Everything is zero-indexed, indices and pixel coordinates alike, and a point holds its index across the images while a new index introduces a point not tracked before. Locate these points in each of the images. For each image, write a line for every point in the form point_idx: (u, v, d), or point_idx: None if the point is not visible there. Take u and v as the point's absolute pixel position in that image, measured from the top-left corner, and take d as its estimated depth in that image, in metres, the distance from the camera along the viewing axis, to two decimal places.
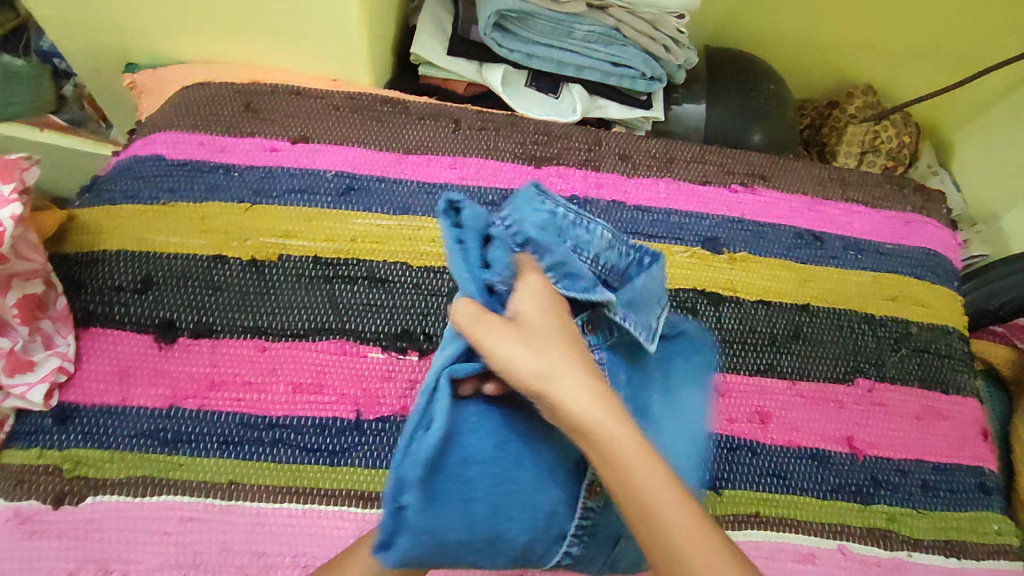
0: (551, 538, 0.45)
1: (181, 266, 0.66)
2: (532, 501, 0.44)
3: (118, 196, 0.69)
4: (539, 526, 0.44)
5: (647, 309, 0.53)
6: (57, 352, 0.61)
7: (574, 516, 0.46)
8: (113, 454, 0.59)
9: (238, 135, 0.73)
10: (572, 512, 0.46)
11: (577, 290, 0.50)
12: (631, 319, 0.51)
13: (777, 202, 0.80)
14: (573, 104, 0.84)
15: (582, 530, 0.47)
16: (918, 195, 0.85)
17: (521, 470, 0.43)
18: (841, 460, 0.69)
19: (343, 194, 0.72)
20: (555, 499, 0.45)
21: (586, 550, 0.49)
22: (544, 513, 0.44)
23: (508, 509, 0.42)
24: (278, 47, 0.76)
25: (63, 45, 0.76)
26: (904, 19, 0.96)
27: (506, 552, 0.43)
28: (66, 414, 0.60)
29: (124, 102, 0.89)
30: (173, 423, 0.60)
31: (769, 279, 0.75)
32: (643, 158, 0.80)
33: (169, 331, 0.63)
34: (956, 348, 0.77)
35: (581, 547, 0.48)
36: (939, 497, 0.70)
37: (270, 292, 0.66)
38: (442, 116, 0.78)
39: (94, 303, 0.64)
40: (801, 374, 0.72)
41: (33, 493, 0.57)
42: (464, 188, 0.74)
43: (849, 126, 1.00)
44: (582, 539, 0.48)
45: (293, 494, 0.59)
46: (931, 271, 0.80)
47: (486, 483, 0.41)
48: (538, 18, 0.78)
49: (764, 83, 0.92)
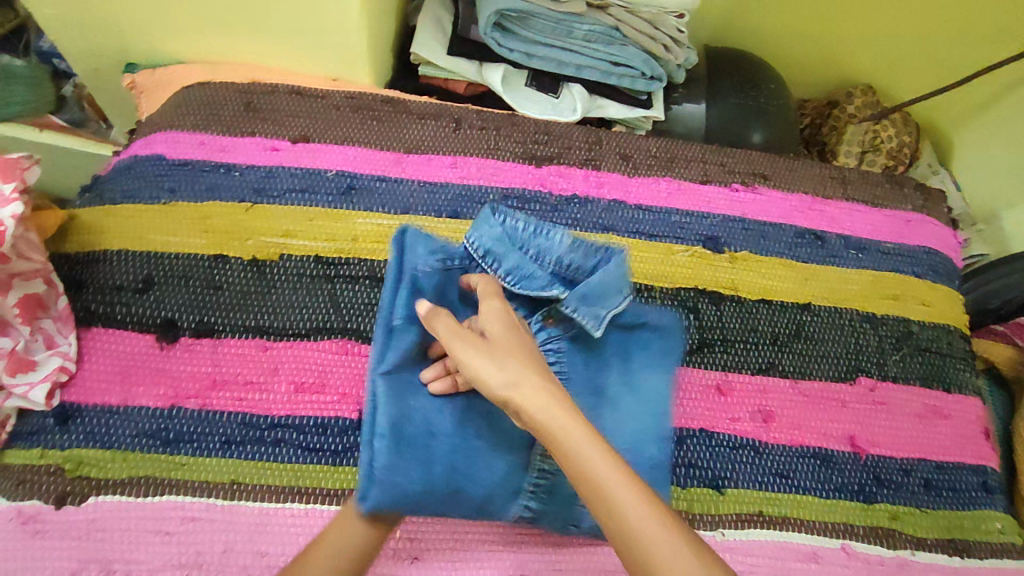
0: (508, 492, 0.56)
1: (182, 266, 0.66)
2: (485, 463, 0.55)
3: (119, 196, 0.69)
4: (495, 482, 0.55)
5: (599, 300, 0.58)
6: (58, 352, 0.61)
7: (529, 475, 0.56)
8: (115, 454, 0.59)
9: (239, 134, 0.73)
10: (526, 472, 0.56)
11: (531, 287, 0.59)
12: (580, 309, 0.57)
13: (778, 201, 0.80)
14: (573, 103, 0.84)
15: (540, 486, 0.57)
16: (918, 195, 0.85)
17: (477, 438, 0.56)
18: (843, 459, 0.69)
19: (344, 194, 0.72)
20: (510, 460, 0.56)
21: (545, 505, 0.57)
22: (498, 472, 0.55)
23: (464, 468, 0.54)
24: (278, 47, 0.76)
25: (63, 44, 0.76)
26: (903, 18, 0.96)
27: (466, 502, 0.55)
28: (68, 414, 0.60)
29: (123, 102, 0.89)
30: (174, 423, 0.60)
31: (770, 278, 0.75)
32: (644, 158, 0.80)
33: (170, 331, 0.63)
34: (957, 347, 0.77)
35: (541, 501, 0.57)
36: (942, 496, 0.70)
37: (271, 291, 0.66)
38: (444, 116, 0.78)
39: (95, 303, 0.64)
40: (803, 373, 0.72)
41: (35, 493, 0.57)
42: (465, 188, 0.74)
43: (849, 125, 1.00)
44: (537, 494, 0.57)
45: (296, 494, 0.59)
46: (932, 270, 0.80)
47: (444, 449, 0.54)
48: (538, 18, 0.78)
49: (765, 82, 0.92)
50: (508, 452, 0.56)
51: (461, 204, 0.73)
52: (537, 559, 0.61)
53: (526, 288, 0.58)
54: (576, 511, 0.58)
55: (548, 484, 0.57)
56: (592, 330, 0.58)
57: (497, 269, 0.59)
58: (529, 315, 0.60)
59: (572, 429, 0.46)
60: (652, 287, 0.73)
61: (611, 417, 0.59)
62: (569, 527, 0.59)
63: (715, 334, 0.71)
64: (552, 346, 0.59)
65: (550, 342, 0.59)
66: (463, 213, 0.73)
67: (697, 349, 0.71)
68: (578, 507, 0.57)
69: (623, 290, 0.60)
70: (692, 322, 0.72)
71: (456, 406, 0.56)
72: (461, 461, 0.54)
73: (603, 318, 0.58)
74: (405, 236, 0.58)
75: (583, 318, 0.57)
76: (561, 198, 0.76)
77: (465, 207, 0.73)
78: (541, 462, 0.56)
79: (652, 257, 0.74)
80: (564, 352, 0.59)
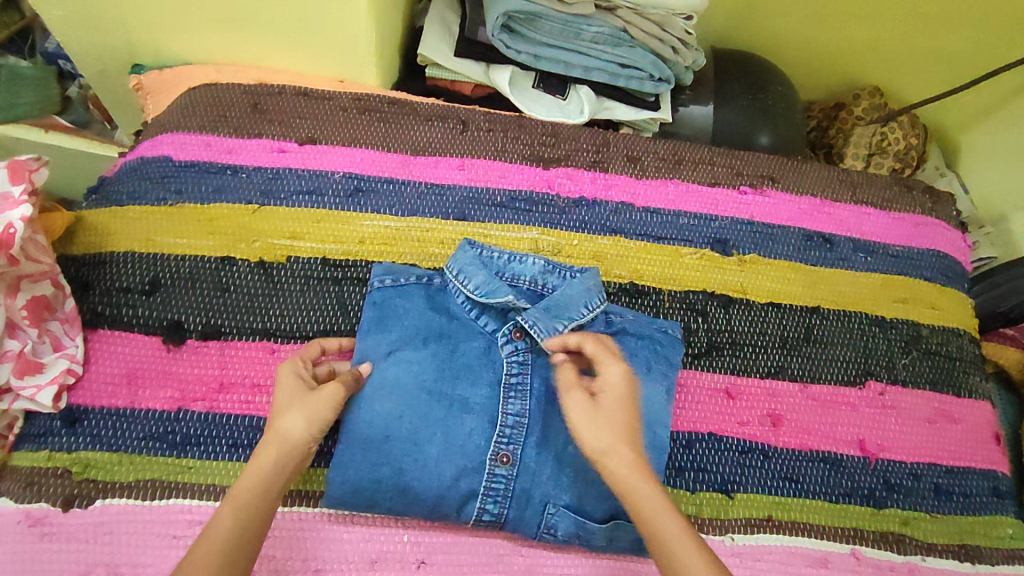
0: (460, 494, 0.58)
1: (190, 267, 0.66)
2: (435, 465, 0.58)
3: (126, 197, 0.69)
4: (443, 485, 0.58)
5: (561, 314, 0.61)
6: (66, 354, 0.60)
7: (482, 479, 0.58)
8: (122, 456, 0.59)
9: (245, 136, 0.73)
10: (479, 475, 0.58)
11: (497, 295, 0.61)
12: (538, 323, 0.60)
13: (786, 203, 0.80)
14: (581, 105, 0.84)
15: (495, 491, 0.58)
16: (927, 197, 0.84)
17: (429, 444, 0.58)
18: (853, 463, 0.69)
19: (351, 196, 0.71)
20: (459, 465, 0.58)
21: (507, 510, 0.58)
22: (447, 475, 0.58)
23: (414, 469, 0.57)
24: (285, 48, 0.76)
25: (69, 45, 0.76)
26: (911, 21, 0.96)
27: (419, 503, 0.58)
28: (75, 416, 0.60)
29: (129, 104, 0.89)
30: (181, 425, 0.60)
31: (779, 281, 0.75)
32: (652, 160, 0.80)
33: (177, 333, 0.63)
34: (967, 350, 0.77)
35: (500, 505, 0.58)
36: (952, 501, 0.69)
37: (278, 293, 0.66)
38: (451, 117, 0.78)
39: (102, 305, 0.64)
40: (812, 376, 0.71)
41: (42, 496, 0.57)
42: (472, 190, 0.74)
43: (856, 127, 1.00)
44: (498, 499, 0.58)
45: (300, 497, 0.60)
46: (941, 273, 0.80)
47: (395, 454, 0.57)
48: (545, 19, 0.78)
49: (772, 84, 0.91)
50: (460, 457, 0.58)
51: (468, 206, 0.73)
52: (545, 563, 0.60)
53: (492, 300, 0.61)
54: (547, 519, 0.58)
55: (507, 489, 0.58)
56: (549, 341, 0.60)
57: (467, 285, 0.62)
58: (498, 329, 0.62)
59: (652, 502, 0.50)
60: (660, 290, 0.73)
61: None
62: (544, 534, 0.59)
63: (723, 337, 0.71)
64: (517, 358, 0.61)
65: (516, 354, 0.61)
66: (471, 215, 0.73)
67: (706, 353, 0.70)
68: (545, 513, 0.58)
69: (590, 303, 0.63)
70: (701, 325, 0.71)
71: (415, 413, 0.58)
72: (411, 464, 0.57)
73: (559, 329, 0.61)
74: (374, 273, 0.65)
75: (539, 331, 0.60)
76: (569, 200, 0.75)
77: (472, 209, 0.73)
78: (496, 467, 0.58)
79: (660, 259, 0.74)
80: (529, 364, 0.61)
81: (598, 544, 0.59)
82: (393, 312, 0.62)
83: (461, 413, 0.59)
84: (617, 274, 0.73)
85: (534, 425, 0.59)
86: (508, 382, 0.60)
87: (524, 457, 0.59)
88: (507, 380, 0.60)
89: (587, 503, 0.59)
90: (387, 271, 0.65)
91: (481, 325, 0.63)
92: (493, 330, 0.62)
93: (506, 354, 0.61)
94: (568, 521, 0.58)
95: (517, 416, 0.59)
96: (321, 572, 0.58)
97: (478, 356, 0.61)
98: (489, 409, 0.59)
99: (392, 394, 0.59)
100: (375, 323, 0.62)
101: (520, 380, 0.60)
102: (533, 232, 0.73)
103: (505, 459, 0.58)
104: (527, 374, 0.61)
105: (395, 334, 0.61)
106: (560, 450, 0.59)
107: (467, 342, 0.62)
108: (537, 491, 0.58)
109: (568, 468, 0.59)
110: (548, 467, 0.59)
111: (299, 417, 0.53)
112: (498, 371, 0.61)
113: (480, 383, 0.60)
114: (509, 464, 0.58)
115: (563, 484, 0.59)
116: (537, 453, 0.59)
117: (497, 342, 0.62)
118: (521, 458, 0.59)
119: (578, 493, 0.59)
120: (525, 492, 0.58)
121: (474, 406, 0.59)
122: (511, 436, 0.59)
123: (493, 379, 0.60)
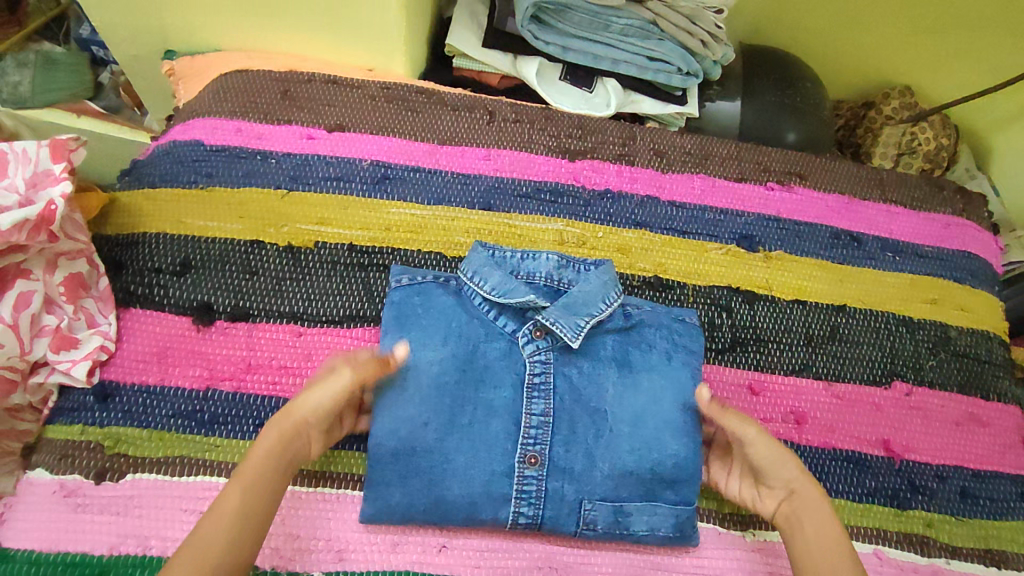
0: (492, 499, 0.58)
1: (220, 250, 0.67)
2: (464, 473, 0.58)
3: (158, 179, 0.70)
4: (474, 492, 0.58)
5: (580, 311, 0.61)
6: (100, 331, 0.62)
7: (512, 483, 0.58)
8: (151, 433, 0.59)
9: (277, 122, 0.74)
10: (509, 479, 0.58)
11: (517, 296, 0.61)
12: (560, 321, 0.60)
13: (814, 200, 0.79)
14: (607, 98, 0.83)
15: (527, 493, 0.58)
16: (958, 197, 0.83)
17: (456, 453, 0.58)
18: (877, 463, 0.68)
19: (379, 183, 0.72)
20: (489, 470, 0.58)
21: (542, 511, 0.59)
22: (478, 481, 0.58)
23: (442, 478, 0.58)
24: (316, 36, 0.77)
25: (106, 30, 0.78)
26: (946, 19, 0.95)
27: (454, 511, 0.58)
28: (107, 392, 0.61)
29: (160, 90, 0.91)
30: (210, 404, 0.61)
31: (805, 278, 0.74)
32: (679, 154, 0.80)
33: (207, 314, 0.64)
34: (996, 353, 0.75)
35: (533, 508, 0.59)
36: (979, 505, 0.68)
37: (306, 278, 0.66)
38: (477, 108, 0.78)
39: (135, 284, 0.65)
40: (837, 375, 0.70)
41: (76, 468, 0.58)
42: (498, 180, 0.74)
43: (885, 127, 0.98)
44: (532, 502, 0.58)
45: (326, 479, 0.61)
46: (971, 275, 0.79)
47: (424, 464, 0.58)
48: (576, 11, 0.78)
49: (802, 81, 0.90)
50: (488, 463, 0.58)
51: (494, 195, 0.73)
52: (568, 554, 0.61)
53: (510, 300, 0.61)
54: (586, 515, 0.59)
55: (540, 491, 0.58)
56: (572, 341, 0.60)
57: (483, 285, 0.62)
58: (518, 329, 0.62)
59: (831, 546, 0.55)
60: (685, 284, 0.72)
61: (608, 422, 0.60)
62: (584, 530, 0.59)
63: (748, 332, 0.71)
64: (540, 358, 0.61)
65: (539, 353, 0.61)
66: (496, 205, 0.73)
67: (730, 348, 0.70)
68: (582, 510, 0.59)
69: (607, 298, 0.63)
70: (725, 320, 0.71)
71: (440, 421, 0.58)
72: (439, 473, 0.58)
73: (581, 327, 0.61)
74: (391, 273, 0.65)
75: (561, 329, 0.60)
76: (595, 192, 0.75)
77: (498, 199, 0.73)
78: (525, 468, 0.58)
79: (685, 253, 0.74)
80: (552, 362, 0.61)
81: (637, 532, 0.60)
82: (419, 312, 0.62)
83: (486, 418, 0.59)
84: (641, 267, 0.73)
85: (559, 423, 0.59)
86: (532, 382, 0.60)
87: (552, 456, 0.59)
88: (530, 380, 0.60)
89: (623, 494, 0.59)
90: (404, 270, 0.65)
91: (500, 325, 0.62)
92: (512, 331, 0.62)
93: (528, 353, 0.61)
94: (605, 513, 0.59)
95: (541, 416, 0.59)
96: (344, 554, 0.58)
97: (500, 356, 0.61)
98: (512, 411, 0.59)
99: (417, 400, 0.59)
100: (401, 318, 0.62)
101: (543, 380, 0.60)
102: (559, 224, 0.73)
103: (534, 460, 0.58)
104: (550, 373, 0.61)
105: (416, 336, 0.61)
106: (591, 445, 0.59)
107: (483, 343, 0.61)
108: (571, 489, 0.59)
109: (600, 463, 0.59)
110: (580, 463, 0.59)
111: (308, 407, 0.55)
112: (521, 372, 0.61)
113: (504, 386, 0.60)
114: (538, 465, 0.58)
115: (597, 478, 0.59)
116: (565, 451, 0.59)
117: (517, 342, 0.62)
118: (550, 458, 0.59)
119: (614, 485, 0.59)
120: (559, 491, 0.59)
121: (499, 408, 0.59)
122: (537, 437, 0.59)
123: (515, 380, 0.60)
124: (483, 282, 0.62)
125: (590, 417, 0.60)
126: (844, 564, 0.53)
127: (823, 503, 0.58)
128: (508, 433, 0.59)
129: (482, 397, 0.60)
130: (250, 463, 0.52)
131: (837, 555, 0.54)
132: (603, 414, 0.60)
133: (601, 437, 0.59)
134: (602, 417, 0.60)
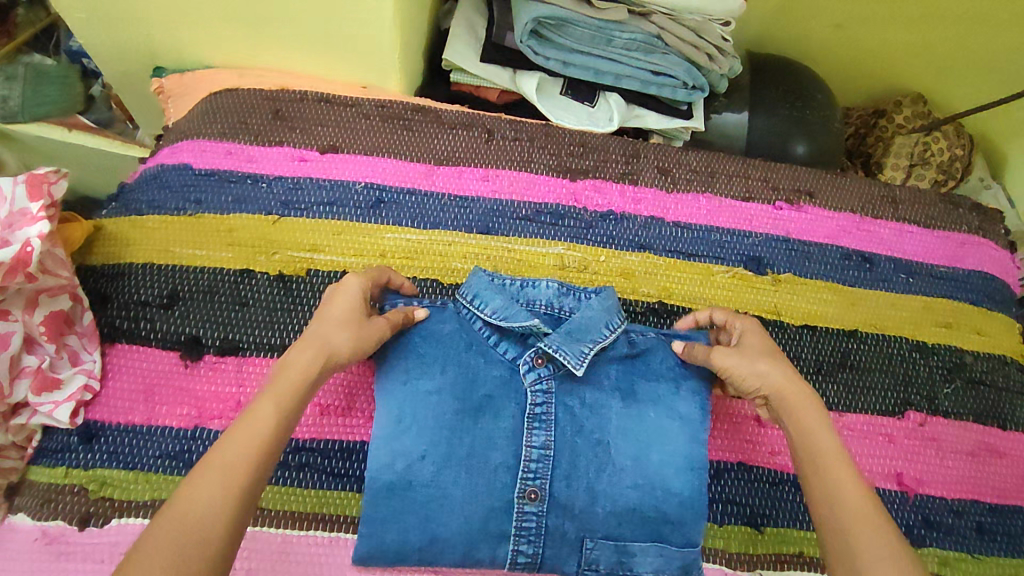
0: (491, 537, 0.56)
1: (208, 281, 0.65)
2: (463, 508, 0.55)
3: (145, 206, 0.68)
4: (472, 528, 0.56)
5: (584, 337, 0.59)
6: (83, 369, 0.60)
7: (511, 519, 0.56)
8: (137, 475, 0.58)
9: (267, 144, 0.71)
10: (508, 516, 0.56)
11: (517, 318, 0.59)
12: (563, 348, 0.58)
13: (825, 220, 0.76)
14: (609, 112, 0.80)
15: (527, 530, 0.56)
16: (974, 215, 0.80)
17: (454, 486, 0.55)
18: (890, 498, 0.65)
19: (373, 208, 0.69)
20: (487, 506, 0.56)
21: (541, 549, 0.56)
22: (474, 518, 0.55)
23: (440, 514, 0.55)
24: (308, 54, 0.75)
25: (91, 49, 0.75)
26: (960, 26, 0.92)
27: (449, 550, 0.56)
28: (92, 433, 0.59)
29: (150, 105, 0.88)
30: (199, 444, 0.59)
31: (814, 302, 0.72)
32: (684, 172, 0.77)
33: (195, 349, 0.62)
34: (1014, 379, 0.73)
35: (533, 545, 0.56)
36: (996, 541, 0.66)
37: (299, 309, 0.64)
38: (474, 126, 0.75)
39: (120, 318, 0.63)
40: (847, 405, 0.68)
41: (59, 514, 0.56)
42: (496, 202, 0.72)
43: (897, 137, 0.95)
44: (532, 539, 0.56)
45: (320, 522, 0.60)
46: (986, 296, 0.76)
47: (421, 498, 0.55)
48: (578, 25, 0.75)
49: (811, 92, 0.87)
50: (486, 498, 0.56)
51: (492, 218, 0.71)
52: None
53: (511, 326, 0.59)
54: (587, 554, 0.57)
55: (540, 527, 0.56)
56: (575, 368, 0.57)
57: (483, 309, 0.59)
58: (518, 357, 0.59)
59: (823, 456, 0.51)
60: (690, 309, 0.70)
61: (610, 456, 0.57)
62: (586, 570, 0.57)
63: None
64: (541, 387, 0.58)
65: (541, 382, 0.58)
66: (495, 228, 0.71)
67: None
68: (583, 549, 0.56)
69: (611, 324, 0.60)
70: None
71: (439, 454, 0.56)
72: (437, 508, 0.55)
73: (586, 354, 0.58)
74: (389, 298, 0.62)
75: (563, 356, 0.57)
76: (596, 214, 0.73)
77: (496, 222, 0.71)
78: (525, 504, 0.56)
79: (691, 277, 0.71)
80: (554, 392, 0.58)
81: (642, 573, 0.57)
82: (417, 340, 0.59)
83: (486, 450, 0.56)
84: (645, 292, 0.70)
85: (560, 457, 0.57)
86: (532, 413, 0.58)
87: (552, 492, 0.56)
88: (531, 411, 0.58)
89: (625, 531, 0.57)
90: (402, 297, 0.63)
91: (500, 353, 0.60)
92: (513, 358, 0.59)
93: (529, 382, 0.58)
94: (607, 552, 0.57)
95: (541, 449, 0.57)
96: None
97: (500, 385, 0.58)
98: (513, 443, 0.57)
99: (414, 432, 0.56)
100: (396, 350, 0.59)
101: (544, 410, 0.58)
102: (559, 247, 0.71)
103: (534, 496, 0.56)
104: (552, 405, 0.58)
105: (415, 364, 0.58)
106: (593, 480, 0.57)
107: (484, 378, 0.59)
108: (571, 526, 0.56)
109: (602, 498, 0.56)
110: (580, 499, 0.56)
111: (348, 329, 0.53)
112: (523, 402, 0.58)
113: (504, 416, 0.58)
114: (538, 501, 0.56)
115: (598, 515, 0.56)
116: (566, 486, 0.56)
117: (518, 371, 0.59)
118: (551, 492, 0.56)
119: (614, 524, 0.57)
120: (559, 529, 0.56)
121: (500, 440, 0.57)
122: (537, 471, 0.56)
123: (516, 411, 0.58)
124: (485, 305, 0.60)
125: (593, 450, 0.57)
126: (839, 475, 0.49)
127: (815, 413, 0.53)
128: (507, 471, 0.56)
129: (480, 430, 0.57)
130: (290, 378, 0.49)
131: (831, 465, 0.50)
132: (606, 447, 0.57)
133: (603, 473, 0.57)
134: (604, 449, 0.57)
